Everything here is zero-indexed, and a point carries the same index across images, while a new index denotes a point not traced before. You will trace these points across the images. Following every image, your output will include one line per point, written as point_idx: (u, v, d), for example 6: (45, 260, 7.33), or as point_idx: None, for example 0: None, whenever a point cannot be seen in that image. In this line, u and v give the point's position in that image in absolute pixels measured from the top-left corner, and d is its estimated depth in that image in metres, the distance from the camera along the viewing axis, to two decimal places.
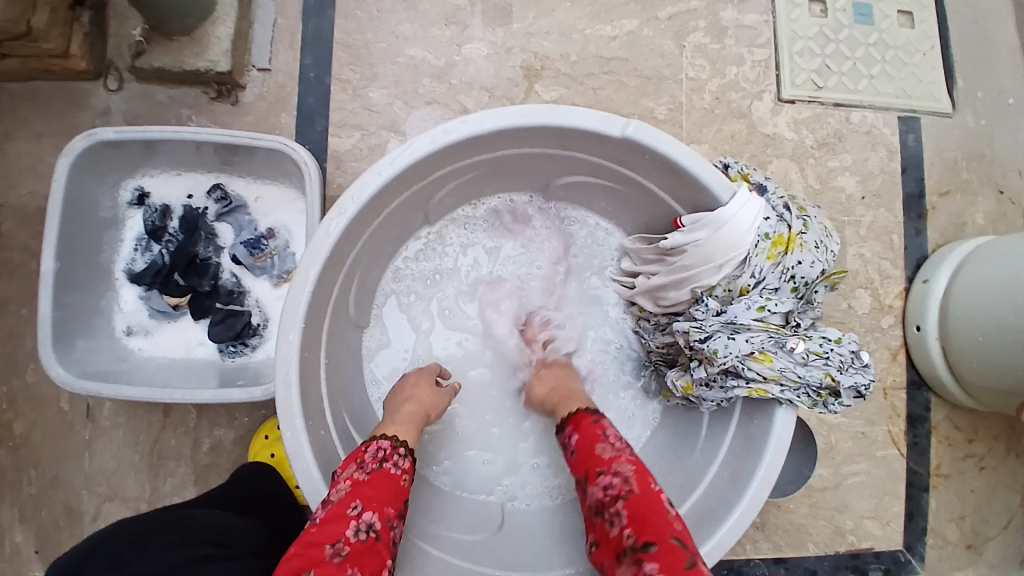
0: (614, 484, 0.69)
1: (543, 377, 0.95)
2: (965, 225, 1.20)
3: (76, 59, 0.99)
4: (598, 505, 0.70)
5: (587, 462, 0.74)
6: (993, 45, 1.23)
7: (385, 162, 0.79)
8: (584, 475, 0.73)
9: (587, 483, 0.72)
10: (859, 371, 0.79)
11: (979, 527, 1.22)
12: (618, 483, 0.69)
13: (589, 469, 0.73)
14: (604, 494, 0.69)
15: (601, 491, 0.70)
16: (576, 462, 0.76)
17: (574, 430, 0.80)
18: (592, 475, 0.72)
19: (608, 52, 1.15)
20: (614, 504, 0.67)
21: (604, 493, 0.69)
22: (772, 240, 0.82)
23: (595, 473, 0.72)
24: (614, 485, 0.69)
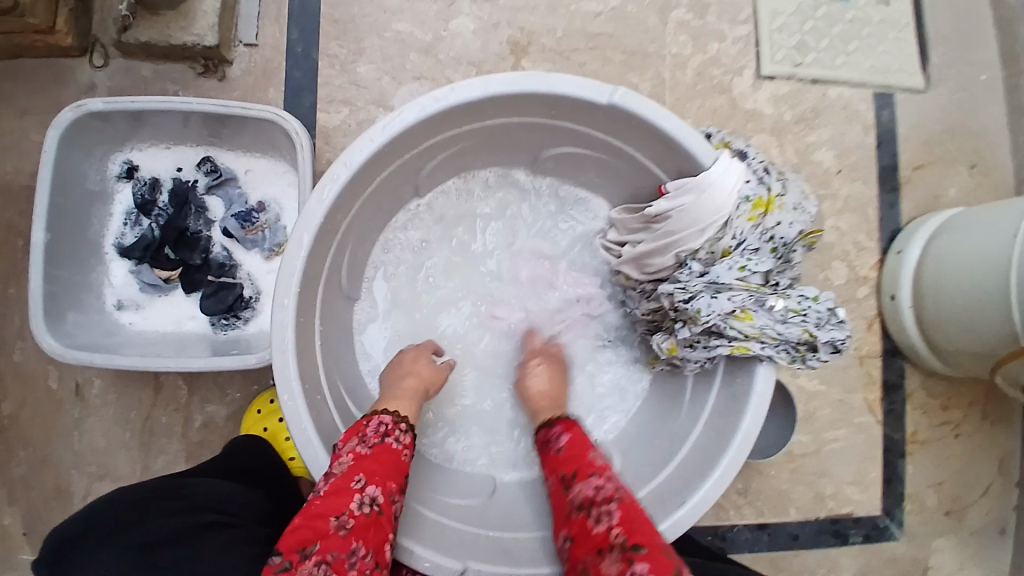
0: (606, 487, 0.72)
1: (538, 370, 0.97)
2: (940, 198, 1.24)
3: (62, 35, 0.98)
4: (583, 503, 0.72)
5: (579, 460, 0.77)
6: (966, 22, 1.26)
7: (376, 129, 0.80)
8: (572, 472, 0.76)
9: (575, 481, 0.75)
10: (836, 327, 0.83)
11: (958, 492, 1.26)
12: (610, 488, 0.72)
13: (580, 467, 0.76)
14: (594, 494, 0.72)
15: (592, 489, 0.72)
16: (563, 458, 0.79)
17: (565, 429, 0.83)
18: (582, 473, 0.75)
19: (594, 28, 1.17)
20: (605, 504, 0.70)
21: (594, 492, 0.72)
22: (752, 202, 0.86)
23: (587, 473, 0.75)
24: (606, 488, 0.72)
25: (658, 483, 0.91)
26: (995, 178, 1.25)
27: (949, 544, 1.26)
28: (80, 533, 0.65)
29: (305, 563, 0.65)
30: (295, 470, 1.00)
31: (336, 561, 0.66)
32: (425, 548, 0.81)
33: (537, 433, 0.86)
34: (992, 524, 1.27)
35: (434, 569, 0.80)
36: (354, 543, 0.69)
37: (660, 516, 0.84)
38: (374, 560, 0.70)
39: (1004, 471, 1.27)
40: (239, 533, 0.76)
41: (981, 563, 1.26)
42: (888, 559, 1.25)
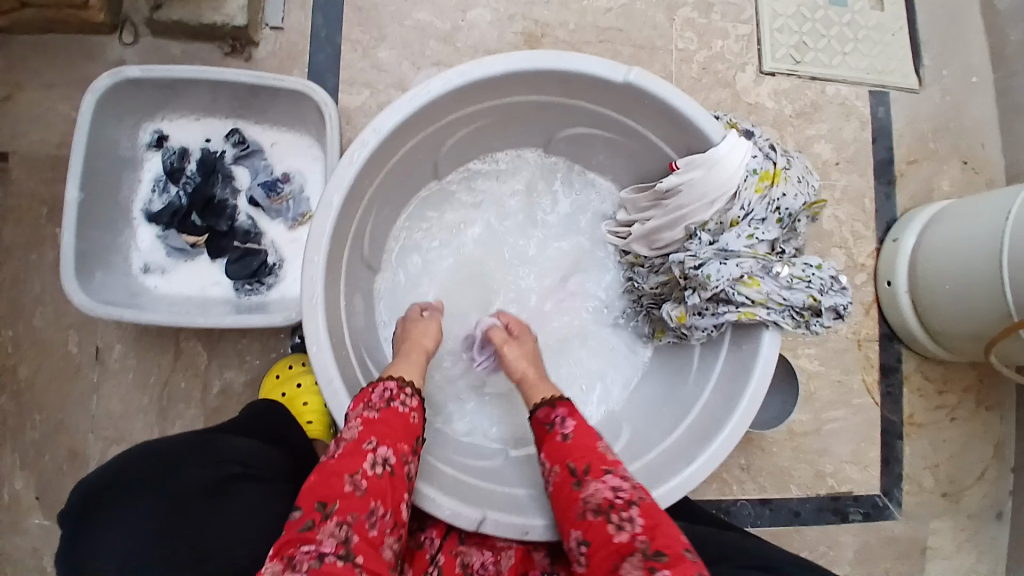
0: (622, 487, 0.72)
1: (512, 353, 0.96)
2: (933, 191, 1.29)
3: (94, 12, 1.00)
4: (600, 506, 0.71)
5: (590, 454, 0.77)
6: (960, 24, 1.31)
7: (404, 98, 0.84)
8: (584, 466, 0.76)
9: (588, 479, 0.74)
10: (839, 293, 0.87)
11: (954, 476, 1.30)
12: (626, 489, 0.72)
13: (592, 462, 0.76)
14: (612, 495, 0.72)
15: (609, 490, 0.72)
16: (571, 449, 0.78)
17: (569, 412, 0.83)
18: (596, 470, 0.75)
19: (604, 22, 1.22)
20: (625, 509, 0.70)
21: (612, 494, 0.72)
22: (759, 175, 0.90)
23: (601, 469, 0.75)
24: (623, 489, 0.72)
25: (668, 444, 0.96)
26: (985, 173, 1.29)
27: (946, 525, 1.30)
28: (111, 488, 0.64)
29: (327, 522, 0.68)
30: (311, 434, 1.04)
31: (357, 522, 0.69)
32: (446, 497, 0.84)
33: (536, 413, 0.85)
34: (989, 508, 1.31)
35: (455, 516, 0.83)
36: (372, 503, 0.71)
37: (670, 474, 0.90)
38: (392, 520, 0.73)
39: (998, 455, 1.32)
40: (261, 488, 0.79)
41: (977, 546, 1.30)
42: (887, 538, 1.28)
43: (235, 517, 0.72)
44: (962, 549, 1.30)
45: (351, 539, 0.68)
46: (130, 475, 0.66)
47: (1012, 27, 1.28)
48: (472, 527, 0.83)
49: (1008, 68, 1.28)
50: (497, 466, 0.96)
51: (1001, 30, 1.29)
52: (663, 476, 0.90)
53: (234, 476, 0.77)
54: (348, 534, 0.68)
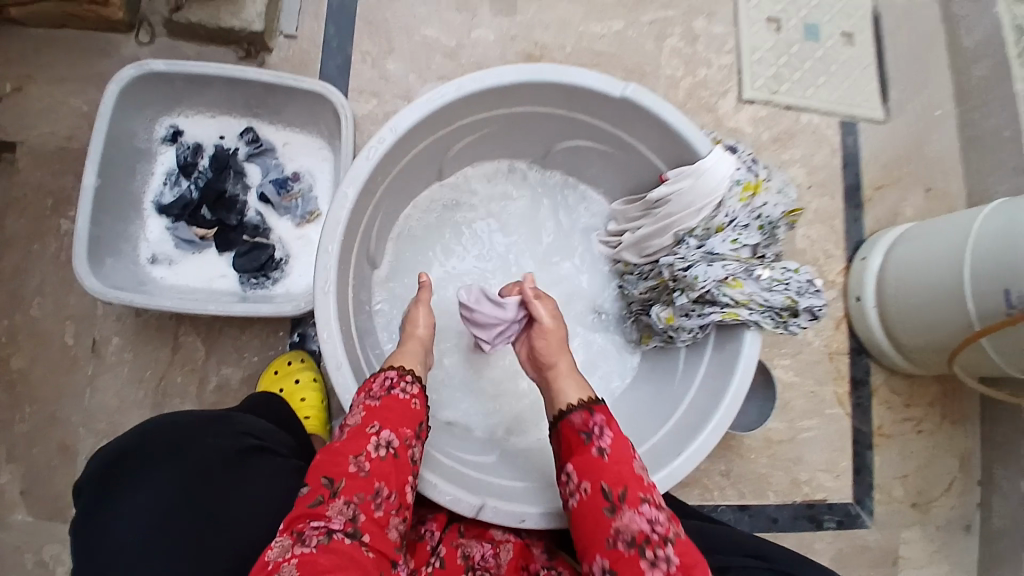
0: (660, 522, 0.70)
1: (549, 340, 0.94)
2: (898, 215, 1.38)
3: (114, 9, 1.03)
4: (634, 539, 0.69)
5: (628, 479, 0.73)
6: (924, 63, 1.42)
7: (421, 101, 0.90)
8: (622, 494, 0.72)
9: (623, 507, 0.71)
10: (814, 296, 0.95)
11: (922, 487, 1.36)
12: (663, 524, 0.70)
13: (631, 490, 0.72)
14: (648, 529, 0.69)
15: (646, 523, 0.70)
16: (607, 470, 0.74)
17: (607, 422, 0.78)
18: (633, 498, 0.71)
19: (598, 47, 1.30)
20: (661, 548, 0.68)
21: (649, 528, 0.69)
22: (743, 185, 0.97)
23: (638, 498, 0.71)
24: (659, 523, 0.70)
25: (657, 439, 1.01)
26: (947, 200, 1.39)
27: (916, 535, 1.35)
28: (132, 451, 0.69)
29: (335, 501, 0.69)
30: (310, 429, 1.03)
31: (363, 502, 0.70)
32: (447, 484, 0.87)
33: (572, 416, 0.80)
34: (957, 520, 1.36)
35: (455, 502, 0.86)
36: (377, 484, 0.72)
37: (660, 466, 0.94)
38: (397, 501, 0.73)
39: (965, 468, 1.37)
40: (280, 464, 0.80)
41: (947, 557, 1.35)
42: (861, 547, 1.33)
43: (248, 493, 0.74)
44: (933, 558, 1.35)
45: (359, 518, 0.69)
46: (145, 449, 0.70)
47: (974, 65, 1.38)
48: (472, 513, 0.85)
49: (971, 103, 1.39)
50: (492, 460, 0.99)
51: (964, 67, 1.40)
52: (652, 468, 0.95)
53: (254, 449, 0.78)
54: (355, 513, 0.69)
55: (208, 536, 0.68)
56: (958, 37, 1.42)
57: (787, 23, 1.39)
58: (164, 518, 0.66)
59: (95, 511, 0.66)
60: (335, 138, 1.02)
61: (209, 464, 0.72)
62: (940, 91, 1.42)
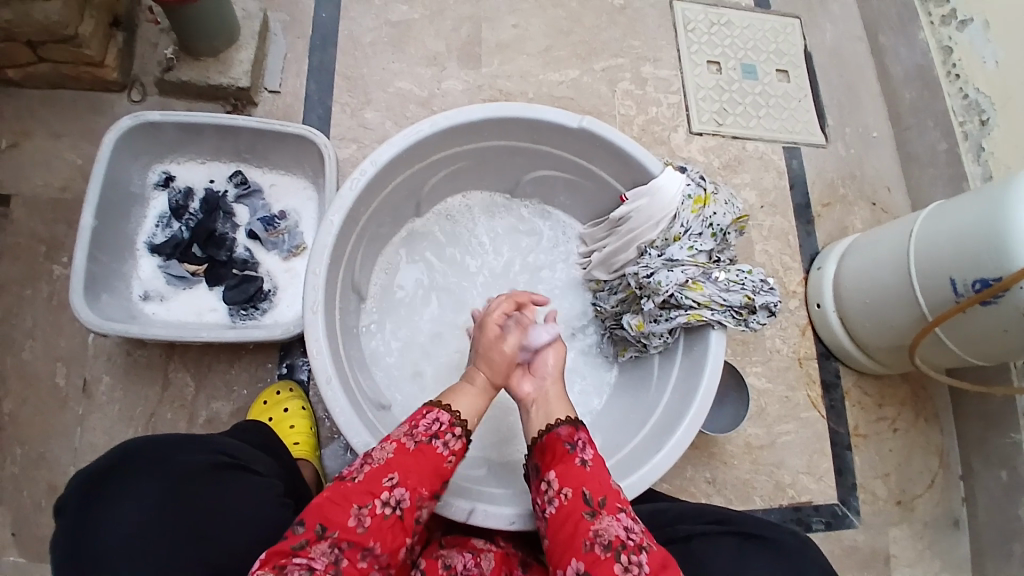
0: (636, 533, 0.72)
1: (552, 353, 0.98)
2: (847, 229, 1.50)
3: (109, 70, 1.13)
4: (611, 543, 0.71)
5: (608, 489, 0.77)
6: (856, 93, 1.59)
7: (398, 136, 0.99)
8: (601, 500, 0.75)
9: (603, 513, 0.74)
10: (769, 293, 1.01)
11: (905, 485, 1.39)
12: (638, 533, 0.72)
13: (609, 499, 0.76)
14: (624, 535, 0.71)
15: (622, 530, 0.72)
16: (588, 478, 0.77)
17: (589, 440, 0.83)
18: (611, 506, 0.75)
19: (557, 92, 1.44)
20: (636, 553, 0.69)
21: (624, 534, 0.71)
22: (693, 199, 1.07)
23: (617, 508, 0.75)
24: (635, 532, 0.72)
25: (635, 442, 1.04)
26: (892, 213, 1.52)
27: (905, 534, 1.37)
28: (110, 468, 0.68)
29: (321, 542, 0.68)
30: (296, 455, 1.05)
31: (350, 549, 0.69)
32: None
33: (554, 428, 0.84)
34: (945, 516, 1.39)
35: (446, 507, 0.87)
36: (372, 541, 0.70)
37: (640, 464, 0.97)
38: (385, 561, 0.71)
39: (944, 464, 1.42)
40: (264, 484, 0.80)
41: (939, 554, 1.37)
42: (850, 548, 1.34)
43: (230, 505, 0.74)
44: (925, 556, 1.37)
45: (341, 562, 0.68)
46: (128, 459, 0.69)
47: (902, 91, 1.55)
48: (462, 517, 0.87)
49: (904, 123, 1.55)
50: (480, 473, 1.01)
51: (896, 91, 1.57)
52: (633, 467, 0.97)
53: (235, 468, 0.78)
54: (338, 558, 0.68)
55: (193, 545, 0.69)
56: (886, 65, 1.59)
57: (726, 65, 1.55)
58: (153, 524, 0.67)
59: (84, 521, 0.65)
60: (318, 177, 1.10)
61: (194, 475, 0.73)
62: (875, 116, 1.57)
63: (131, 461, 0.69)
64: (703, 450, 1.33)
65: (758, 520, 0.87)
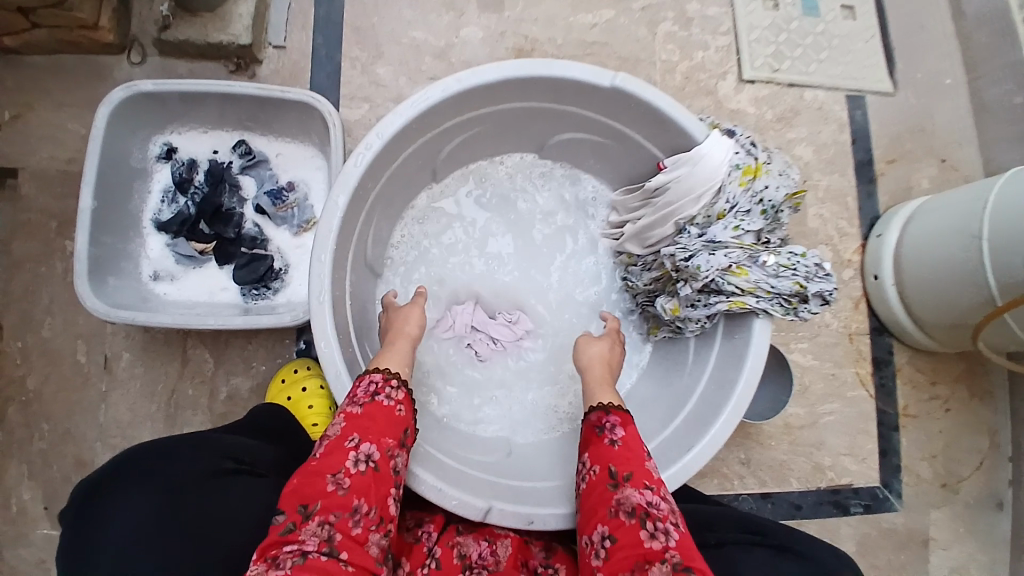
0: (662, 506, 0.71)
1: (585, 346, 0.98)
2: (912, 188, 1.33)
3: (104, 32, 1.05)
4: (634, 510, 0.70)
5: (635, 465, 0.75)
6: (931, 30, 1.37)
7: (405, 105, 0.89)
8: (626, 474, 0.74)
9: (627, 485, 0.73)
10: (824, 279, 0.91)
11: (951, 466, 1.30)
12: (665, 508, 0.71)
13: (635, 473, 0.74)
14: (649, 505, 0.70)
15: (648, 500, 0.71)
16: (616, 454, 0.76)
17: (620, 422, 0.80)
18: (637, 481, 0.73)
19: (589, 37, 1.28)
20: (662, 522, 0.69)
21: (651, 504, 0.70)
22: (742, 170, 0.95)
23: (643, 482, 0.73)
24: (661, 506, 0.71)
25: (667, 432, 0.98)
26: (964, 171, 1.34)
27: (946, 516, 1.29)
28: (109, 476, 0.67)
29: (309, 523, 0.68)
30: (316, 437, 1.02)
31: (339, 521, 0.69)
32: (452, 488, 0.85)
33: (587, 413, 0.83)
34: (989, 498, 1.30)
35: (461, 505, 0.84)
36: (356, 501, 0.71)
37: (670, 461, 0.91)
38: (377, 516, 0.72)
39: (995, 445, 1.32)
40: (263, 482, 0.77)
41: (979, 536, 1.29)
42: (888, 530, 1.27)
43: (224, 511, 0.71)
44: (964, 539, 1.29)
45: (334, 537, 0.68)
46: (125, 467, 0.68)
47: (980, 33, 1.34)
48: (479, 516, 0.83)
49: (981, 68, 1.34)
50: (499, 461, 0.98)
51: (973, 30, 1.35)
52: (663, 465, 0.91)
53: (232, 471, 0.76)
54: (331, 533, 0.68)
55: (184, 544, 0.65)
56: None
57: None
58: (143, 530, 0.64)
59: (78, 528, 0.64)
60: (326, 145, 1.03)
61: (187, 480, 0.70)
62: (951, 59, 1.36)
63: (126, 472, 0.68)
64: (738, 430, 1.26)
65: (797, 534, 0.81)
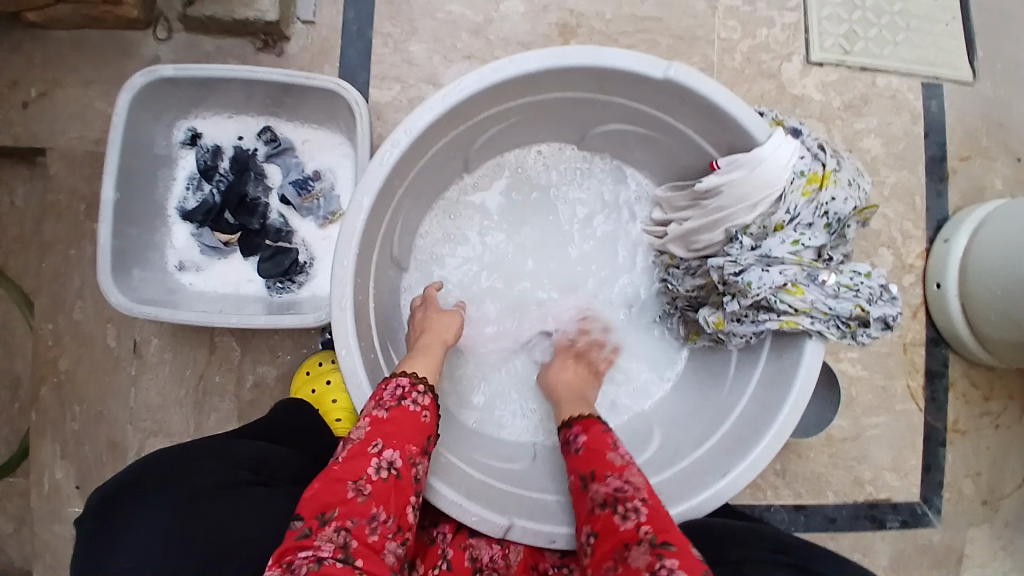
0: (626, 488, 0.71)
1: (569, 365, 0.99)
2: (985, 190, 1.20)
3: (128, 8, 1.01)
4: (605, 500, 0.71)
5: (597, 461, 0.76)
6: (1018, 13, 1.23)
7: (436, 98, 0.82)
8: (589, 472, 0.75)
9: (593, 481, 0.74)
10: (888, 303, 0.85)
11: (994, 484, 1.22)
12: (632, 488, 0.71)
13: (598, 468, 0.75)
14: (616, 491, 0.71)
15: (614, 487, 0.72)
16: (580, 459, 0.77)
17: (582, 429, 0.81)
18: (600, 474, 0.74)
19: (640, 12, 1.17)
20: (630, 502, 0.70)
21: (617, 490, 0.71)
22: (806, 177, 0.86)
23: (604, 473, 0.74)
24: (626, 487, 0.71)
25: (701, 451, 0.93)
26: None
27: (983, 533, 1.21)
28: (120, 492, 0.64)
29: (326, 528, 0.62)
30: (340, 432, 1.01)
31: (357, 527, 0.63)
32: (473, 502, 0.82)
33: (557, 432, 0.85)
34: None
35: (482, 522, 0.81)
36: (375, 508, 0.65)
37: (703, 485, 0.86)
38: (395, 525, 0.67)
39: None
40: (278, 493, 0.73)
41: (1013, 555, 1.22)
42: (924, 547, 1.21)
43: (239, 521, 0.67)
44: (999, 561, 1.22)
45: (351, 544, 0.62)
46: (137, 482, 0.64)
47: None
48: (500, 533, 0.82)
49: None
50: (524, 469, 0.95)
51: None
52: (694, 488, 0.86)
53: (248, 482, 0.72)
54: (348, 539, 0.62)
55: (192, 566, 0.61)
56: None
57: None
58: (149, 551, 0.60)
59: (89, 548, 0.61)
60: (352, 133, 0.98)
61: (198, 494, 0.66)
62: None
63: (138, 488, 0.64)
64: None
65: (824, 554, 0.72)
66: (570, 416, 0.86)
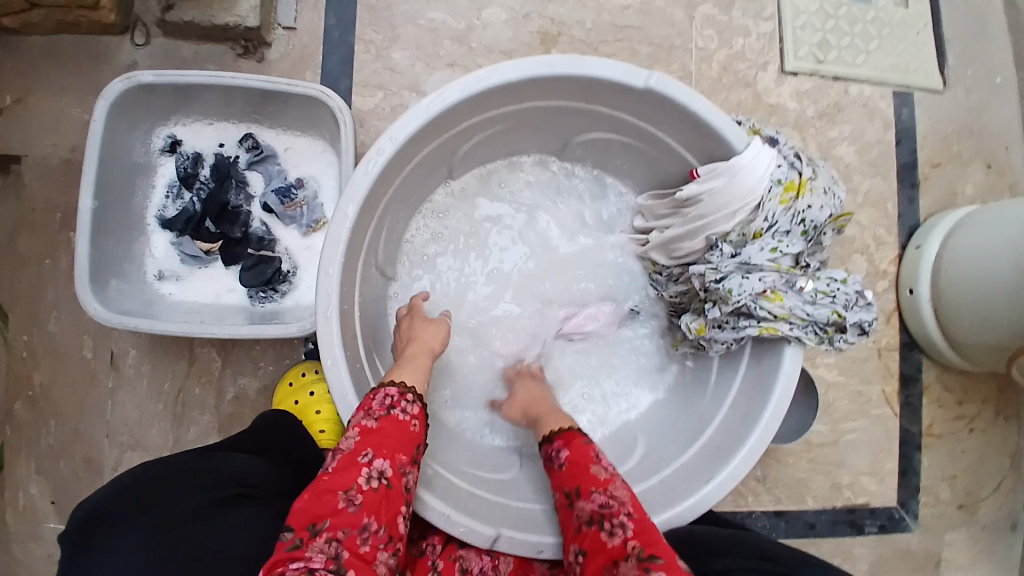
0: (611, 503, 0.72)
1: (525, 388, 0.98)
2: (956, 196, 1.24)
3: (105, 13, 0.99)
4: (592, 517, 0.72)
5: (582, 477, 0.76)
6: (984, 24, 1.27)
7: (420, 107, 0.82)
8: (574, 489, 0.75)
9: (578, 498, 0.75)
10: (863, 309, 0.87)
11: (971, 487, 1.25)
12: (618, 503, 0.72)
13: (582, 484, 0.75)
14: (602, 508, 0.72)
15: (599, 504, 0.72)
16: (564, 475, 0.78)
17: (563, 444, 0.81)
18: (585, 490, 0.74)
19: (621, 21, 1.18)
20: (616, 517, 0.71)
21: (603, 506, 0.72)
22: (784, 185, 0.88)
23: (589, 489, 0.74)
24: (612, 503, 0.72)
25: (685, 458, 0.94)
26: (1009, 177, 1.25)
27: (963, 536, 1.25)
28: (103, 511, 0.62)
29: (316, 540, 0.62)
30: (323, 443, 1.00)
31: (347, 537, 0.63)
32: (461, 514, 0.82)
33: (538, 448, 0.84)
34: (1004, 518, 1.26)
35: (470, 533, 0.81)
36: (366, 518, 0.65)
37: (687, 492, 0.87)
38: (386, 535, 0.67)
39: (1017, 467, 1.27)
40: (264, 508, 0.72)
41: (990, 556, 1.26)
42: (903, 551, 1.24)
43: (225, 540, 0.66)
44: (977, 560, 1.26)
45: (342, 555, 0.61)
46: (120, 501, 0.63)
47: None
48: (487, 544, 0.82)
49: None
50: (511, 478, 0.95)
51: None
52: (679, 494, 0.88)
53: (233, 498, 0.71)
54: (339, 550, 0.62)
55: None
56: None
57: None
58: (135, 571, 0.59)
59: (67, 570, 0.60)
60: (336, 141, 0.97)
61: (183, 513, 0.65)
62: (1002, 56, 1.27)
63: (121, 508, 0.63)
64: None
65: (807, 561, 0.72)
66: (548, 430, 0.85)
